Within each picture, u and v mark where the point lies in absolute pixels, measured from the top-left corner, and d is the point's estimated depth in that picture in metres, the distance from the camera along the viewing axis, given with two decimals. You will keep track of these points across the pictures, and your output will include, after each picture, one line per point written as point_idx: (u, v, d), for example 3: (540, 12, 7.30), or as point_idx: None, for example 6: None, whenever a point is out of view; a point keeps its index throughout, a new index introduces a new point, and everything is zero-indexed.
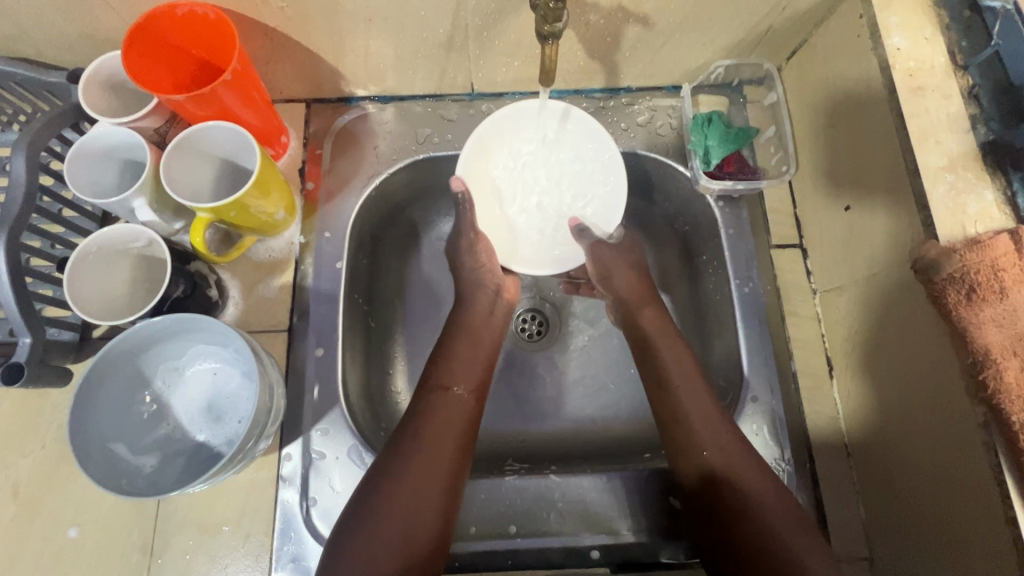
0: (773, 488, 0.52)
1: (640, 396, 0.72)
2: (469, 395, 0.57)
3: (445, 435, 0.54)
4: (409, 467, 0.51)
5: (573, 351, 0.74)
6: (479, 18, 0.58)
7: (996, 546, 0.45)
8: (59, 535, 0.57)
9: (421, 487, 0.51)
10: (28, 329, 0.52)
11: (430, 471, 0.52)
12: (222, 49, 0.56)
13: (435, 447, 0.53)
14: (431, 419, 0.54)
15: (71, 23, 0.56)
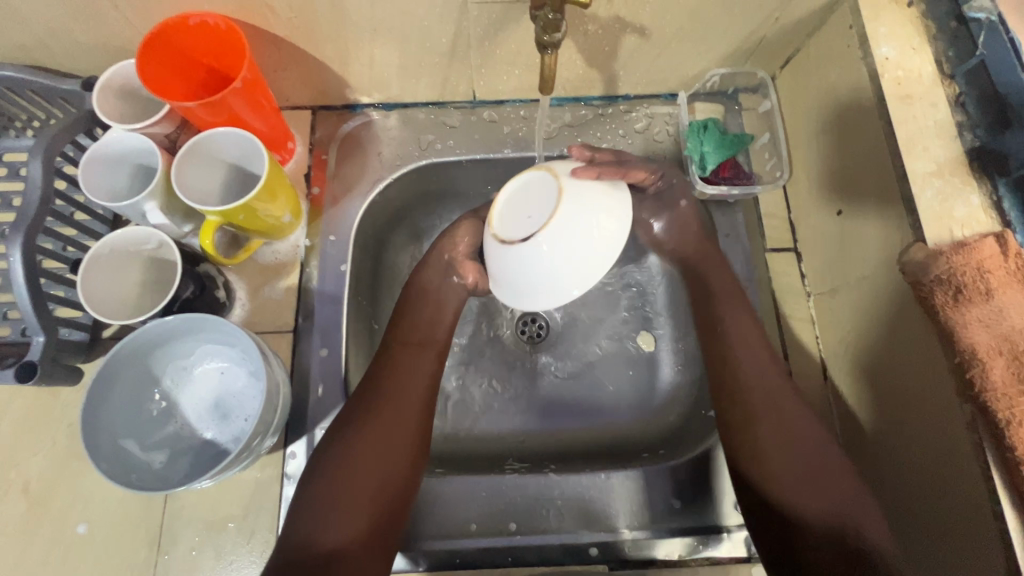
0: (830, 482, 0.52)
1: (638, 397, 0.73)
2: (429, 356, 0.61)
3: (400, 406, 0.57)
4: (361, 435, 0.54)
5: (572, 353, 0.75)
6: (481, 28, 0.60)
7: (980, 532, 0.46)
8: (68, 531, 0.58)
9: (376, 456, 0.54)
10: (42, 328, 0.54)
11: (383, 440, 0.55)
12: (233, 58, 0.58)
13: (386, 416, 0.56)
14: (390, 378, 0.58)
15: (87, 33, 0.58)
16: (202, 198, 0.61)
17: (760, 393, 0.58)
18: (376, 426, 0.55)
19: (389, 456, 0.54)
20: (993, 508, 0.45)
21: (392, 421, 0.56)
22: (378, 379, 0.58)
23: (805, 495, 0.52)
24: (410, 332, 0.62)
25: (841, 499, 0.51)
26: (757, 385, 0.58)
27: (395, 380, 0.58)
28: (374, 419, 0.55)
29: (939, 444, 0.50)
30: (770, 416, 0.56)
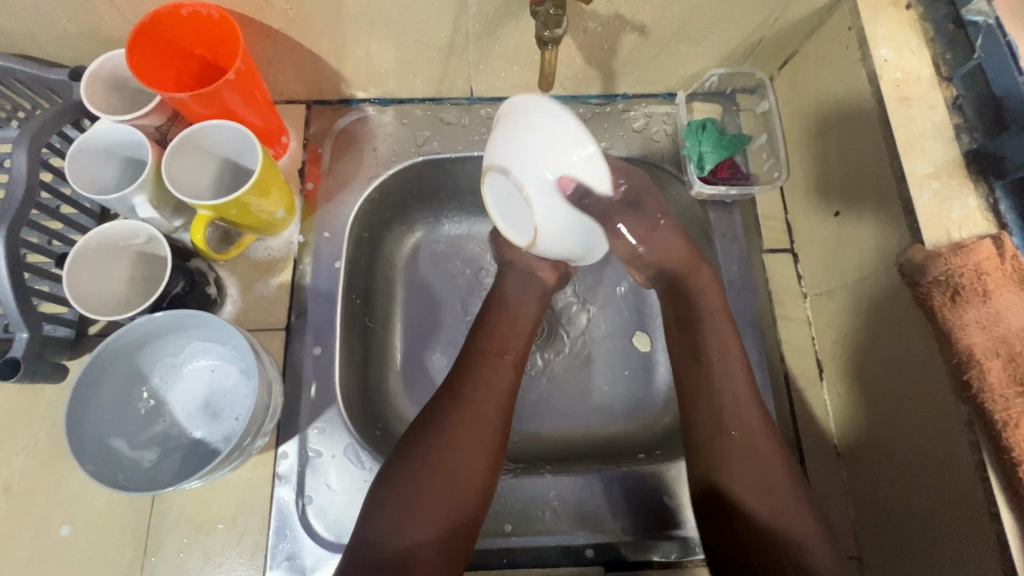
0: (735, 448, 0.53)
1: (634, 396, 0.73)
2: (512, 364, 0.59)
3: (488, 407, 0.54)
4: (451, 435, 0.52)
5: (569, 354, 0.75)
6: (480, 24, 0.60)
7: (982, 548, 0.46)
8: (51, 532, 0.56)
9: (461, 466, 0.51)
10: (26, 324, 0.53)
11: (471, 445, 0.52)
12: (226, 50, 0.57)
13: (472, 425, 0.53)
14: (478, 378, 0.56)
15: (76, 23, 0.57)
16: (194, 189, 0.59)
17: (720, 360, 0.58)
18: (467, 424, 0.53)
19: (472, 463, 0.51)
20: (990, 509, 0.45)
21: (476, 432, 0.53)
22: (460, 382, 0.56)
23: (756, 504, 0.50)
24: (488, 339, 0.60)
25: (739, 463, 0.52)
26: (716, 377, 0.57)
27: (479, 387, 0.55)
28: (460, 427, 0.53)
29: (945, 445, 0.49)
30: (729, 404, 0.55)
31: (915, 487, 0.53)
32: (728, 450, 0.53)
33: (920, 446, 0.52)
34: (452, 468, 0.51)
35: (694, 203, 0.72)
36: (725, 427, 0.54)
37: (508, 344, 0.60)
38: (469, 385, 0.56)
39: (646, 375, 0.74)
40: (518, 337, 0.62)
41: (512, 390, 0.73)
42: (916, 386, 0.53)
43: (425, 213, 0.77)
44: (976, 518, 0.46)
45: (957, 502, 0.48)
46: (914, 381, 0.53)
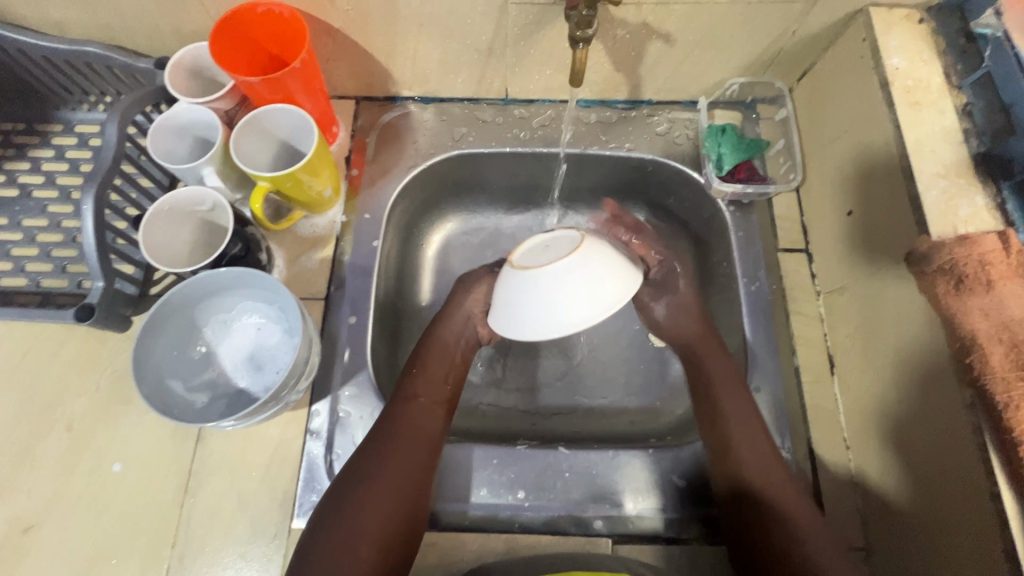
0: (789, 498, 0.56)
1: (646, 386, 0.76)
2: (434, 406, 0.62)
3: (414, 450, 0.57)
4: (377, 483, 0.54)
5: (585, 342, 0.79)
6: (518, 28, 0.66)
7: (979, 515, 0.47)
8: (105, 469, 0.62)
9: (382, 507, 0.53)
10: (102, 275, 0.59)
11: (392, 492, 0.54)
12: (293, 44, 0.64)
13: (401, 473, 0.55)
14: (400, 427, 0.58)
15: (165, 17, 0.65)
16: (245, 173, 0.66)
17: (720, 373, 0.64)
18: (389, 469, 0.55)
19: (391, 514, 0.53)
20: (991, 489, 0.46)
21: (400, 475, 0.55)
22: (382, 436, 0.58)
23: (769, 480, 0.57)
24: (417, 385, 0.62)
25: (805, 518, 0.55)
26: (732, 415, 0.61)
27: (403, 436, 0.58)
28: (384, 471, 0.55)
29: (950, 445, 0.51)
30: (733, 415, 0.61)
31: (922, 473, 0.54)
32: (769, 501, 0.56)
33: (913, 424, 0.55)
34: (382, 510, 0.53)
35: (712, 202, 0.75)
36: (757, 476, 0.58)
37: (423, 389, 0.62)
38: (394, 433, 0.58)
39: (659, 369, 0.77)
40: (448, 387, 0.64)
41: (529, 376, 0.77)
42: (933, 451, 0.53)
43: (458, 208, 0.84)
44: (975, 498, 0.48)
45: (954, 473, 0.50)
46: (937, 428, 0.52)
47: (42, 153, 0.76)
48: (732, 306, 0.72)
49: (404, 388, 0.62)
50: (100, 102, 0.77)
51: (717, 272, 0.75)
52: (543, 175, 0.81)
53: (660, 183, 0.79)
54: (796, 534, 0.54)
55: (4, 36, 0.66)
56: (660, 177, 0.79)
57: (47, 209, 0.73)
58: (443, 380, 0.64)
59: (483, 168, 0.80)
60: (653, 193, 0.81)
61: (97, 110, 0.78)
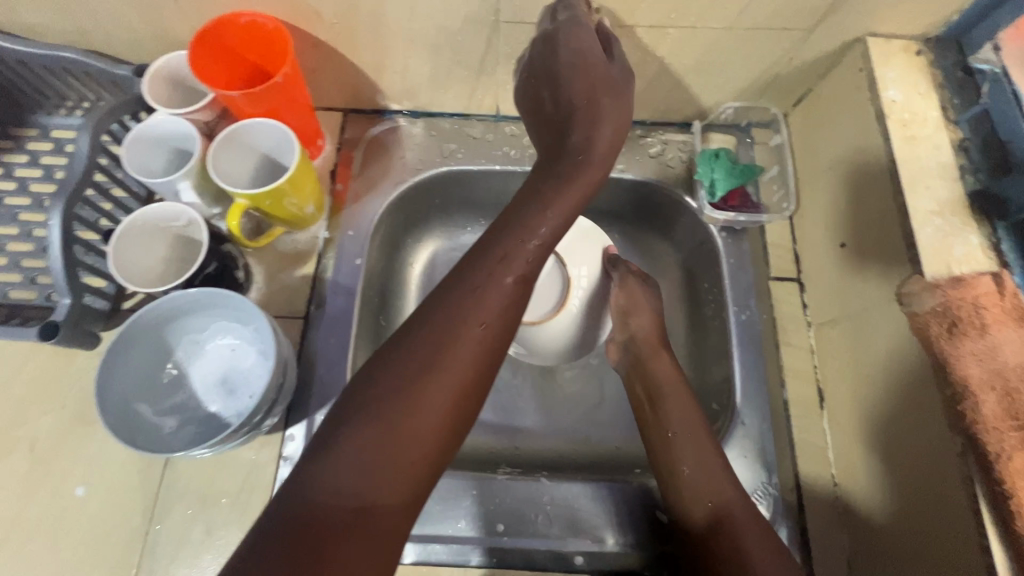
0: (728, 505, 0.56)
1: (633, 412, 0.75)
2: (514, 282, 0.51)
3: (463, 333, 0.47)
4: (414, 362, 0.45)
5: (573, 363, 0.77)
6: (509, 46, 0.64)
7: (968, 568, 0.46)
8: (67, 492, 0.59)
9: (432, 396, 0.44)
10: (68, 292, 0.57)
11: (446, 379, 0.45)
12: (276, 56, 0.62)
13: (441, 361, 0.46)
14: (461, 302, 0.48)
15: (144, 25, 0.63)
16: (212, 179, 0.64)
17: (664, 378, 0.64)
18: (445, 349, 0.46)
19: (433, 406, 0.44)
20: (981, 541, 0.45)
21: (456, 363, 0.46)
22: (433, 312, 0.48)
23: (711, 488, 0.57)
24: (523, 261, 0.51)
25: (744, 528, 0.54)
26: (677, 422, 0.61)
27: (450, 313, 0.48)
28: (416, 355, 0.46)
29: (939, 497, 0.49)
30: (677, 415, 0.61)
31: (909, 517, 0.53)
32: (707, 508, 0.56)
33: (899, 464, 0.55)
34: (438, 401, 0.45)
35: (703, 227, 0.74)
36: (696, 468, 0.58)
37: (518, 265, 0.51)
38: (450, 310, 0.48)
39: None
40: (534, 255, 0.52)
41: (513, 399, 0.75)
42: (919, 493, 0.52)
43: (445, 224, 0.82)
44: (963, 549, 0.47)
45: (940, 521, 0.49)
46: (924, 473, 0.51)
47: (14, 158, 0.74)
48: (722, 335, 0.70)
49: (488, 251, 0.51)
50: (77, 107, 0.75)
51: (707, 299, 0.74)
52: None
53: (652, 205, 0.78)
54: (734, 543, 0.53)
55: None
56: (652, 200, 0.77)
57: (18, 217, 0.71)
58: (541, 257, 0.53)
59: (473, 184, 0.78)
60: (646, 215, 0.80)
61: (73, 115, 0.75)
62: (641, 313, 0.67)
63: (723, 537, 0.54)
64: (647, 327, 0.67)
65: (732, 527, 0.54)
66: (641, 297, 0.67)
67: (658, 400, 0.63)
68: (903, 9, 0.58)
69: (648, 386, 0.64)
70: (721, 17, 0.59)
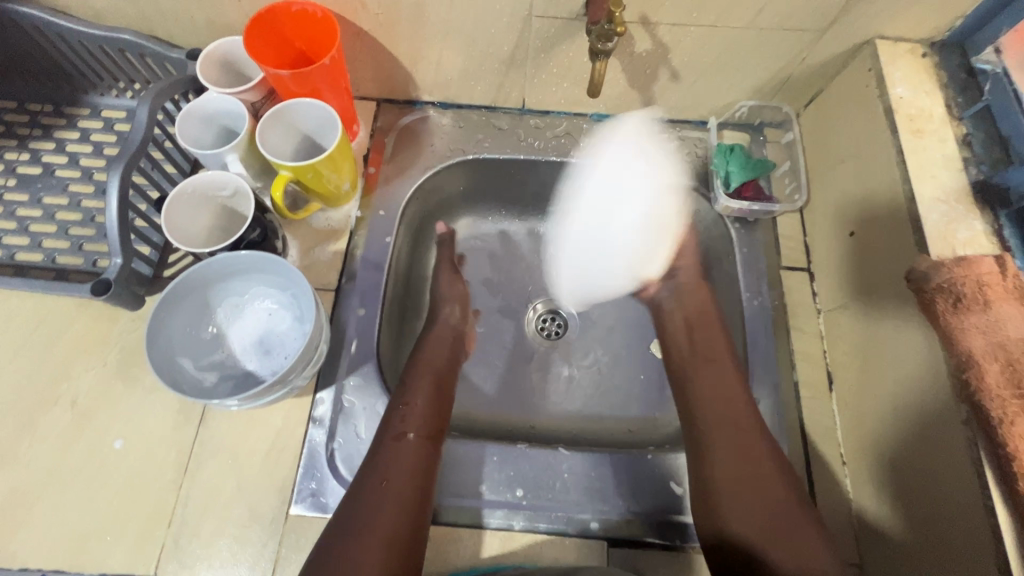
0: (732, 403, 0.63)
1: (645, 394, 0.77)
2: (421, 439, 0.59)
3: (406, 477, 0.56)
4: (371, 517, 0.53)
5: (586, 347, 0.80)
6: (540, 40, 0.69)
7: (974, 534, 0.48)
8: (106, 445, 0.62)
9: (382, 516, 0.53)
10: (120, 251, 0.60)
11: (397, 497, 0.54)
12: (323, 42, 0.66)
13: (396, 487, 0.55)
14: (389, 466, 0.57)
15: (200, 11, 0.67)
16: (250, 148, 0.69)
17: (697, 312, 0.73)
18: (387, 501, 0.54)
19: (387, 526, 0.52)
20: (986, 503, 0.47)
21: (397, 497, 0.54)
22: (378, 471, 0.56)
23: (719, 391, 0.64)
24: (403, 422, 0.60)
25: (739, 417, 0.62)
26: (704, 342, 0.70)
27: (392, 477, 0.56)
28: (385, 496, 0.54)
29: (947, 467, 0.52)
30: (712, 381, 0.65)
31: (916, 490, 0.55)
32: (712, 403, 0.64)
33: (907, 441, 0.57)
34: (390, 510, 0.53)
35: (717, 218, 0.78)
36: (723, 473, 0.58)
37: (412, 425, 0.60)
38: (383, 471, 0.56)
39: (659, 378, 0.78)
40: (435, 419, 0.62)
41: (529, 381, 0.78)
42: (926, 468, 0.54)
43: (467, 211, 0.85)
44: (969, 515, 0.49)
45: (948, 489, 0.51)
46: (933, 445, 0.54)
47: (67, 134, 0.78)
48: (735, 320, 0.73)
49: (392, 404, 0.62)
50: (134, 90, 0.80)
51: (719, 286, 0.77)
52: (554, 184, 0.83)
53: (668, 198, 0.81)
54: (733, 425, 0.61)
55: (43, 20, 0.69)
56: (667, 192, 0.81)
57: (68, 188, 0.75)
58: (435, 423, 0.62)
59: (497, 173, 0.82)
60: None
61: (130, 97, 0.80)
62: (687, 258, 0.78)
63: (720, 424, 0.61)
64: (688, 271, 0.77)
65: (732, 420, 0.62)
66: (679, 249, 0.78)
67: (693, 328, 0.71)
68: (910, 13, 0.62)
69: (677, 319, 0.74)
70: (739, 16, 0.64)
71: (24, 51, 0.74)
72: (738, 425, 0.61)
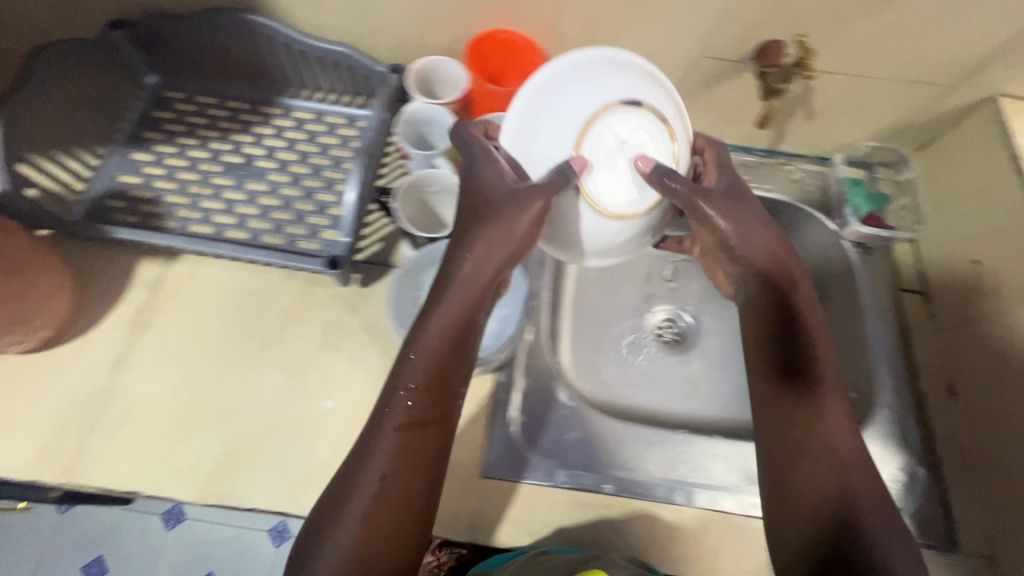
0: (786, 401, 0.55)
1: (761, 392, 0.82)
2: (413, 390, 0.53)
3: (417, 445, 0.52)
4: (400, 480, 0.50)
5: (707, 348, 0.85)
6: (702, 78, 0.80)
7: None
8: (318, 404, 0.69)
9: (406, 480, 0.50)
10: (349, 232, 0.73)
11: (409, 461, 0.51)
12: (519, 65, 0.78)
13: (409, 453, 0.51)
14: (409, 436, 0.52)
15: (414, 34, 0.78)
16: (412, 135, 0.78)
17: (772, 283, 0.59)
18: (402, 460, 0.51)
19: (417, 488, 0.51)
20: None
21: (411, 462, 0.51)
22: (369, 433, 0.52)
23: (778, 380, 0.57)
24: (407, 371, 0.53)
25: (790, 412, 0.55)
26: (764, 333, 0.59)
27: (417, 441, 0.52)
28: (403, 459, 0.51)
29: None
30: (757, 389, 0.58)
31: None
32: (777, 398, 0.56)
33: None
34: (411, 471, 0.51)
35: (840, 243, 0.86)
36: (803, 481, 0.52)
37: (405, 377, 0.53)
38: (410, 436, 0.52)
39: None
40: (439, 365, 0.54)
41: (655, 378, 0.83)
42: None
43: None
44: None
45: None
46: None
47: (263, 130, 0.88)
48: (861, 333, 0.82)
49: (455, 348, 0.55)
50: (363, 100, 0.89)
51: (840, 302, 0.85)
52: None
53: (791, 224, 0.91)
54: (793, 427, 0.54)
55: (273, 30, 0.80)
56: (790, 219, 0.90)
57: (268, 176, 0.84)
58: (430, 362, 0.54)
59: None
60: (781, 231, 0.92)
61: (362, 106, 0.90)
62: (756, 231, 0.60)
63: (787, 429, 0.54)
64: (763, 242, 0.60)
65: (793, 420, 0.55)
66: (750, 216, 0.60)
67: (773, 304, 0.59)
68: None
69: (757, 280, 0.60)
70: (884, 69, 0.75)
71: (255, 54, 0.84)
72: (813, 429, 0.54)
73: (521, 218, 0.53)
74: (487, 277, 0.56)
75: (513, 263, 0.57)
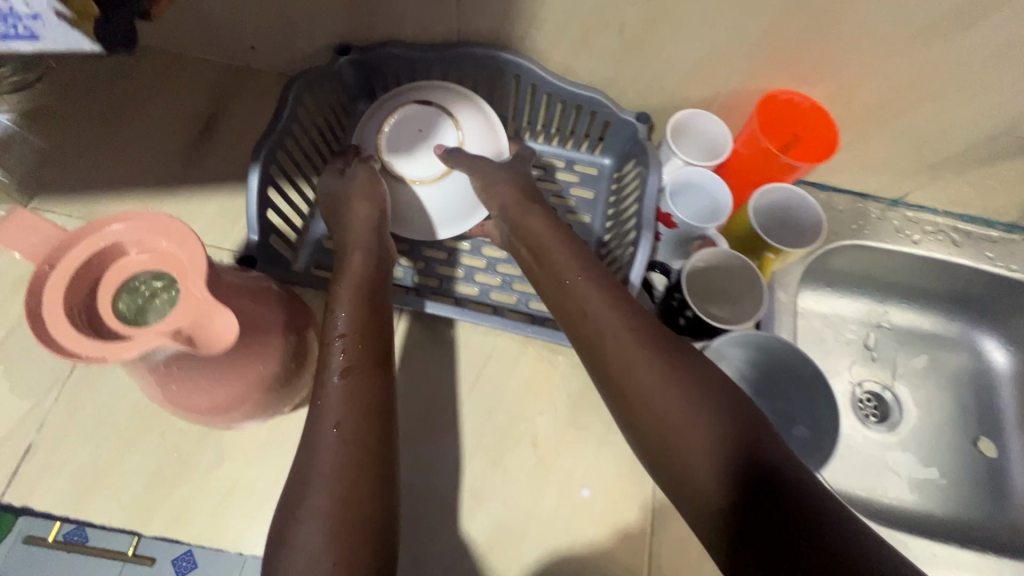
0: (684, 359, 0.52)
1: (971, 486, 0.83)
2: (346, 366, 0.55)
3: (365, 424, 0.52)
4: (341, 456, 0.49)
5: (908, 433, 0.87)
6: (982, 153, 0.73)
7: None
8: (573, 492, 0.65)
9: (343, 457, 0.49)
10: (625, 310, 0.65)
11: (360, 443, 0.51)
12: (792, 127, 0.71)
13: (353, 429, 0.51)
14: (331, 402, 0.52)
15: (676, 84, 0.71)
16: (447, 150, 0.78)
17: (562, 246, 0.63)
18: (329, 433, 0.50)
19: (355, 457, 0.50)
20: None
21: (358, 438, 0.51)
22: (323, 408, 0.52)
23: (631, 341, 0.53)
24: (343, 353, 0.56)
25: (646, 377, 0.51)
26: (596, 298, 0.57)
27: (329, 404, 0.52)
28: (329, 428, 0.51)
29: None
30: (645, 373, 0.51)
31: None
32: (633, 353, 0.53)
33: None
34: (341, 447, 0.50)
35: None
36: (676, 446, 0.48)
37: (346, 358, 0.56)
38: (343, 405, 0.52)
39: (989, 475, 0.84)
40: (370, 354, 0.57)
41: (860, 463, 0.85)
42: None
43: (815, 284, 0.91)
44: None
45: None
46: None
47: None
48: None
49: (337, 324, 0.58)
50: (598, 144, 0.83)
51: None
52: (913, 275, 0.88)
53: None
54: (630, 387, 0.52)
55: (514, 64, 0.72)
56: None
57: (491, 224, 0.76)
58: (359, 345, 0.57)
59: (869, 259, 0.86)
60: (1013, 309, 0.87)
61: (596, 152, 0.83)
62: (498, 185, 0.71)
63: (627, 385, 0.51)
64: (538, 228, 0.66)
65: (622, 365, 0.53)
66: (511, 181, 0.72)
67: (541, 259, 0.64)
68: None
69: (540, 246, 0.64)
70: None
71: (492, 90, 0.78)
72: (627, 380, 0.52)
73: (366, 207, 0.70)
74: (368, 261, 0.66)
75: (390, 254, 0.69)
